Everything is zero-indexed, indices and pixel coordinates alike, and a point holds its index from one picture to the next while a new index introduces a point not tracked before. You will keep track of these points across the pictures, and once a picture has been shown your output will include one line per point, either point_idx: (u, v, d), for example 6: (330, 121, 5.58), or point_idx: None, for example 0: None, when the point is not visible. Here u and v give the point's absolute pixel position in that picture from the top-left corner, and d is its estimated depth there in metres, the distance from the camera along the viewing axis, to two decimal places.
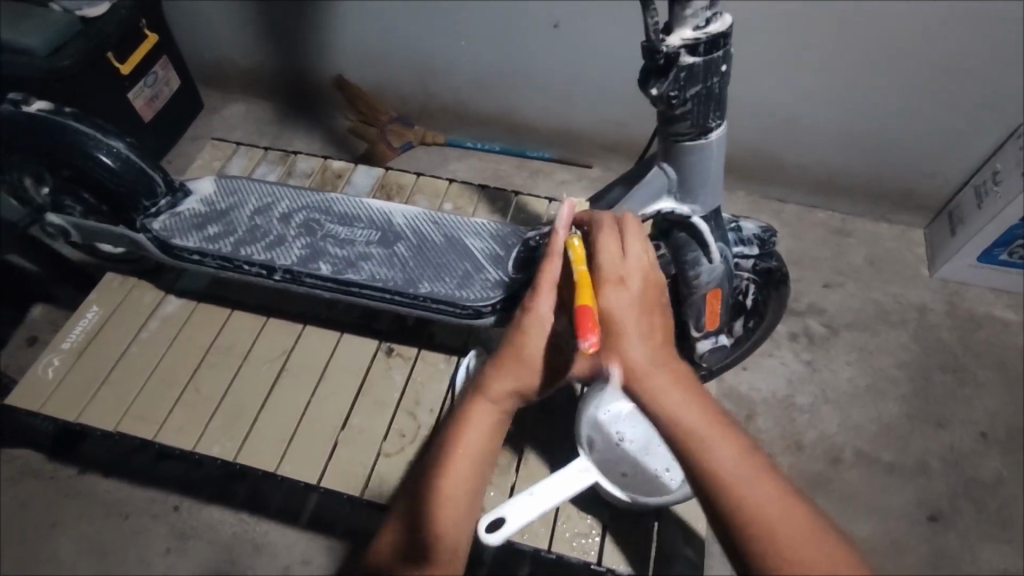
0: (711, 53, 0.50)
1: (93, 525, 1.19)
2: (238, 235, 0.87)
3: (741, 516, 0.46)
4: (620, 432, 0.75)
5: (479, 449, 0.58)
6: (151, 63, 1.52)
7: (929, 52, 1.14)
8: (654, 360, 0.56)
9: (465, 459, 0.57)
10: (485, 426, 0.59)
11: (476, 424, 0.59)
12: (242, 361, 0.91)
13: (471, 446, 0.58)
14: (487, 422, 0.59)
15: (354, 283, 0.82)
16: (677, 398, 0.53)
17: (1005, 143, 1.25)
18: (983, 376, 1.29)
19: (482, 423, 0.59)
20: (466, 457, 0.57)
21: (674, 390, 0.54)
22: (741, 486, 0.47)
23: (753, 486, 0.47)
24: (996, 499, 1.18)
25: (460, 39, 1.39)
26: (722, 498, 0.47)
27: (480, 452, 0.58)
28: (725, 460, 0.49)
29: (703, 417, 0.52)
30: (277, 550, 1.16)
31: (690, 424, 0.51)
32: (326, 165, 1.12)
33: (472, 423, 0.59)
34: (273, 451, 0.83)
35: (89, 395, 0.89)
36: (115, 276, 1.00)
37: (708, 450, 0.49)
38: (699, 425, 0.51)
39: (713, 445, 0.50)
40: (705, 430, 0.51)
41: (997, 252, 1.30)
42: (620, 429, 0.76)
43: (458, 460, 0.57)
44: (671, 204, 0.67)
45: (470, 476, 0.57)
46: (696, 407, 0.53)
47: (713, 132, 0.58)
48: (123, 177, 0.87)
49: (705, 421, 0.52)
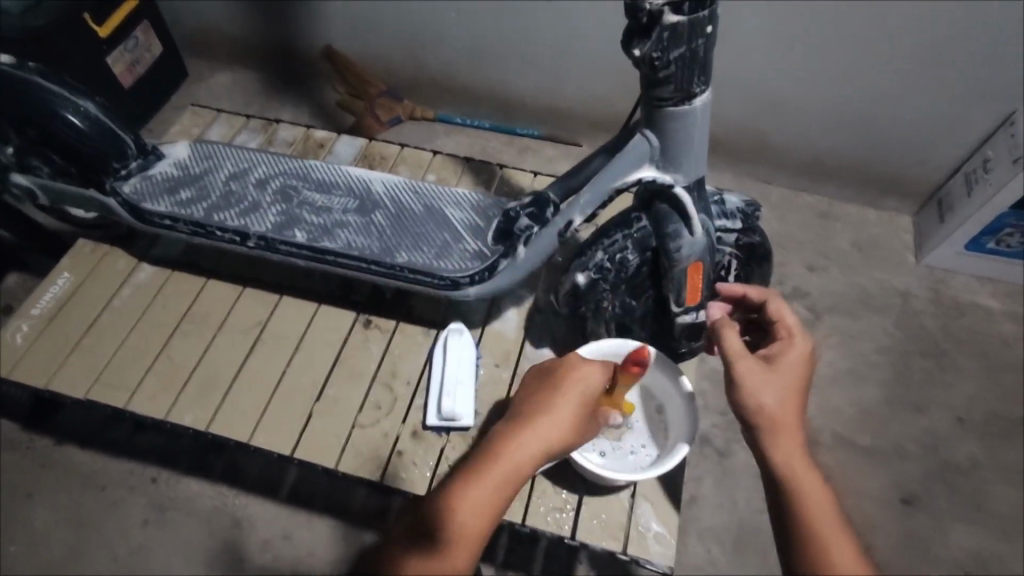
0: (696, 12, 0.49)
1: (69, 496, 1.18)
2: (212, 200, 0.85)
3: (814, 547, 0.53)
4: None
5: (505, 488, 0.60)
6: (130, 27, 1.47)
7: (925, 34, 1.12)
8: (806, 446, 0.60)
9: (492, 492, 0.59)
10: (517, 465, 0.60)
11: (508, 463, 0.60)
12: (217, 330, 0.89)
13: (499, 479, 0.59)
14: (520, 465, 0.61)
15: (330, 252, 0.80)
16: (790, 441, 0.60)
17: (997, 130, 1.24)
18: (964, 364, 1.30)
19: (514, 463, 0.60)
20: (495, 485, 0.59)
21: (788, 434, 0.60)
22: (822, 526, 0.54)
23: (836, 531, 0.54)
24: (971, 483, 1.19)
25: (449, 10, 1.36)
26: (801, 530, 0.54)
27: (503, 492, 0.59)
28: (815, 500, 0.56)
29: (806, 463, 0.59)
30: (256, 524, 1.15)
31: (794, 466, 0.58)
32: (309, 134, 1.09)
33: (506, 463, 0.60)
34: (247, 421, 0.82)
35: (59, 361, 0.87)
36: (87, 242, 0.97)
37: (802, 489, 0.56)
38: (802, 469, 0.58)
39: (808, 488, 0.57)
40: (803, 475, 0.58)
41: (985, 240, 1.31)
42: None
43: (487, 489, 0.58)
44: (653, 172, 0.65)
45: (492, 511, 0.58)
46: (798, 451, 0.59)
47: (697, 98, 0.57)
48: (91, 138, 0.84)
49: (806, 467, 0.58)
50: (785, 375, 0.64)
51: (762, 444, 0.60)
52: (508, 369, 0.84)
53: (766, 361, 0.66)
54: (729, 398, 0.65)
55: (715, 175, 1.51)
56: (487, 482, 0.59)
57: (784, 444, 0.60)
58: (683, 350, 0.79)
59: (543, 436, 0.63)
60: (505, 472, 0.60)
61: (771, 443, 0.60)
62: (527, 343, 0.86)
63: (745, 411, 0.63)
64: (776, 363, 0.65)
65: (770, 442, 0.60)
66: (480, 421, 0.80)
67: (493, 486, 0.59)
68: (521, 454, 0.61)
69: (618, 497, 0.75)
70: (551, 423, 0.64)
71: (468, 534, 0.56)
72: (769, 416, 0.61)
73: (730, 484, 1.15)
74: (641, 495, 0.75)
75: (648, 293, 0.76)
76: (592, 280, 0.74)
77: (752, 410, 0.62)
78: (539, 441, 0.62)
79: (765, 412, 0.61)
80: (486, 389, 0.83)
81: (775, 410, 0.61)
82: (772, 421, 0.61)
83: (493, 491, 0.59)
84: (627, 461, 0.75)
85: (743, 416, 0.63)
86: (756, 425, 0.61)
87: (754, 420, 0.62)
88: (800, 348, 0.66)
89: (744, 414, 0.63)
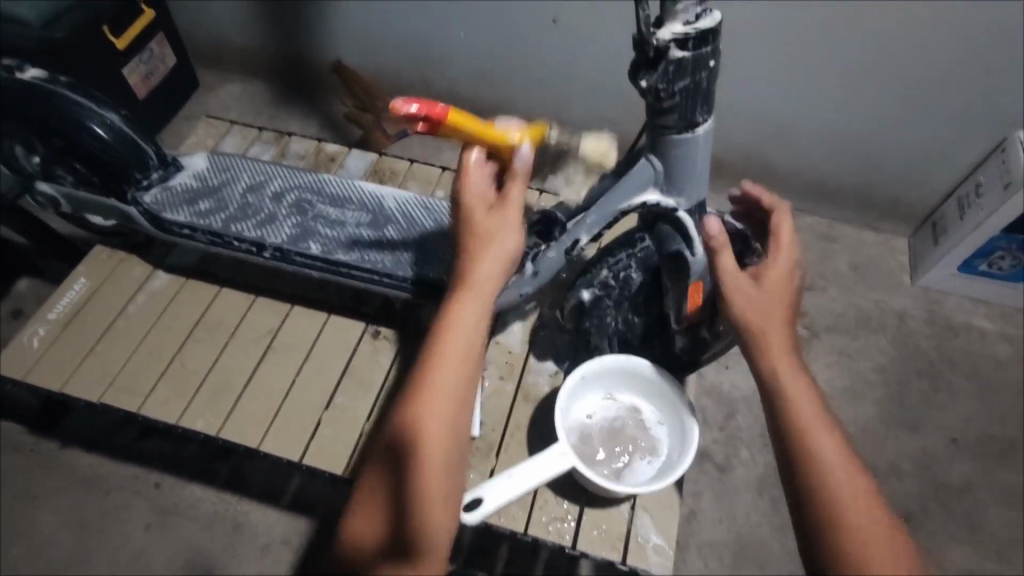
0: (700, 48, 0.50)
1: (74, 499, 1.19)
2: (229, 211, 0.88)
3: (822, 472, 0.54)
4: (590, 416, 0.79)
5: (452, 389, 0.60)
6: (146, 39, 1.51)
7: (917, 65, 1.16)
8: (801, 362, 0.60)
9: (442, 402, 0.60)
10: (456, 361, 0.61)
11: (445, 368, 0.61)
12: (229, 338, 0.91)
13: (440, 385, 0.60)
14: (455, 379, 0.61)
15: (343, 264, 0.83)
16: (816, 415, 0.57)
17: (989, 157, 1.28)
18: (957, 383, 1.33)
19: (455, 362, 0.61)
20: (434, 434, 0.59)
21: (813, 405, 0.57)
22: (849, 507, 0.53)
23: (864, 508, 0.53)
24: (964, 503, 1.21)
25: (459, 30, 1.40)
26: (828, 513, 0.53)
27: (454, 393, 0.60)
28: (842, 480, 0.54)
29: (832, 439, 0.56)
30: (258, 530, 1.17)
31: (823, 447, 0.55)
32: (320, 148, 1.12)
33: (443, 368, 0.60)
34: (257, 428, 0.84)
35: (74, 365, 0.89)
36: (104, 249, 1.00)
37: (828, 471, 0.54)
38: (828, 448, 0.55)
39: (833, 468, 0.54)
40: (831, 454, 0.55)
41: (977, 263, 1.34)
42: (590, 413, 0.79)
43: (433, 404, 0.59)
44: (657, 196, 0.67)
45: (451, 412, 0.60)
46: (824, 426, 0.57)
47: (700, 126, 0.59)
48: (115, 149, 0.87)
49: (833, 446, 0.56)
50: (776, 288, 0.63)
51: (766, 369, 0.59)
52: (511, 382, 0.86)
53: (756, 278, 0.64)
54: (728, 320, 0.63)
55: (715, 195, 1.54)
56: (431, 399, 0.60)
57: (812, 421, 0.56)
58: (683, 365, 0.81)
59: (468, 316, 0.62)
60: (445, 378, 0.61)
61: (799, 421, 0.56)
62: (531, 355, 0.88)
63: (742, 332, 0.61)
64: (779, 302, 0.62)
65: (798, 419, 0.56)
66: (484, 432, 0.82)
67: (441, 394, 0.60)
68: (455, 347, 0.61)
69: (619, 508, 0.77)
70: (470, 296, 0.63)
71: (440, 454, 0.59)
72: (771, 338, 0.60)
73: (727, 500, 1.17)
74: (641, 506, 0.77)
75: (650, 310, 0.78)
76: (597, 296, 0.78)
77: (753, 334, 0.60)
78: (466, 321, 0.62)
79: (788, 383, 0.58)
80: (490, 400, 0.84)
81: (772, 331, 0.60)
82: (796, 394, 0.57)
83: (441, 402, 0.60)
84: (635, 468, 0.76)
85: (767, 387, 0.59)
86: (781, 400, 0.57)
87: (754, 344, 0.60)
88: (787, 257, 0.65)
89: (768, 384, 0.59)
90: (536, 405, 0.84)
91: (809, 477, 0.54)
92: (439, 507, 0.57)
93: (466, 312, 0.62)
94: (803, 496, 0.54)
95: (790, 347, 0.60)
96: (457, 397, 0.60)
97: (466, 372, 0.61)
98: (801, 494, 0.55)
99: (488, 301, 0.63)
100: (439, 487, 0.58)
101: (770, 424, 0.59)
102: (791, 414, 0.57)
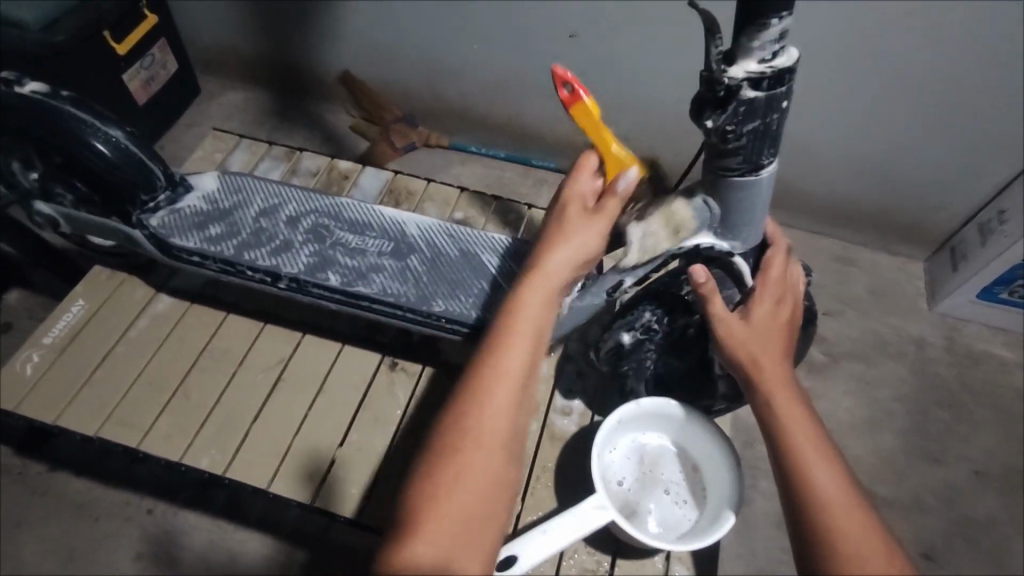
0: (775, 88, 0.47)
1: (61, 527, 1.13)
2: (242, 237, 0.84)
3: (812, 495, 0.54)
4: (617, 475, 0.76)
5: (518, 387, 0.53)
6: (148, 44, 1.46)
7: (942, 87, 1.11)
8: (792, 383, 0.60)
9: (508, 393, 0.53)
10: (525, 344, 0.55)
11: (510, 358, 0.54)
12: (237, 368, 0.86)
13: (505, 377, 0.53)
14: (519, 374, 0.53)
15: (364, 297, 0.79)
16: (822, 463, 0.56)
17: (1009, 185, 1.22)
18: (978, 413, 1.27)
19: (522, 353, 0.54)
20: (495, 438, 0.51)
21: (819, 452, 0.57)
22: (861, 557, 0.51)
23: (878, 559, 0.51)
24: (990, 540, 1.16)
25: (472, 42, 1.36)
26: (838, 564, 0.51)
27: (519, 392, 0.53)
28: (852, 530, 0.52)
29: (842, 487, 0.55)
30: (256, 563, 1.10)
31: (831, 498, 0.54)
32: (333, 164, 1.07)
33: (508, 359, 0.53)
34: (266, 466, 0.79)
35: (70, 395, 0.84)
36: (103, 269, 0.95)
37: (837, 521, 0.53)
38: (838, 497, 0.54)
39: (841, 516, 0.53)
40: (840, 504, 0.54)
41: (997, 290, 1.28)
42: (615, 473, 0.76)
43: (497, 397, 0.52)
44: (711, 239, 0.64)
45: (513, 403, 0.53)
46: (832, 474, 0.56)
47: (765, 168, 0.55)
48: (120, 169, 0.83)
49: (842, 494, 0.54)
50: (767, 313, 0.63)
51: (757, 398, 0.60)
52: (536, 421, 0.83)
53: (746, 304, 0.65)
54: (720, 353, 0.64)
55: None
56: (493, 390, 0.52)
57: (818, 470, 0.55)
58: (718, 409, 0.78)
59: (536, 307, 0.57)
60: (509, 369, 0.53)
61: (805, 470, 0.55)
62: (556, 394, 0.85)
63: (733, 362, 0.63)
64: (775, 348, 0.62)
65: (803, 468, 0.56)
66: None
67: (510, 383, 0.53)
68: (522, 340, 0.55)
69: (653, 559, 0.74)
70: (539, 290, 0.58)
71: (494, 458, 0.51)
72: (760, 366, 0.61)
73: (746, 534, 1.12)
74: (676, 558, 0.74)
75: (690, 354, 0.75)
76: (638, 340, 0.75)
77: (743, 364, 0.62)
78: (536, 315, 0.57)
79: (791, 431, 0.57)
80: None
81: (761, 357, 0.61)
82: (800, 442, 0.57)
83: (506, 397, 0.52)
84: (677, 516, 0.74)
85: (771, 436, 0.58)
86: (784, 448, 0.57)
87: (746, 374, 0.62)
88: (775, 275, 0.65)
89: (771, 433, 0.58)
90: (563, 446, 0.81)
91: (816, 527, 0.53)
92: (490, 523, 0.50)
93: (536, 304, 0.57)
94: (811, 547, 0.53)
95: (792, 395, 0.60)
96: (520, 398, 0.53)
97: (531, 372, 0.54)
98: (809, 545, 0.53)
99: (553, 297, 0.59)
100: (490, 491, 0.50)
101: (775, 474, 0.58)
102: (795, 462, 0.56)
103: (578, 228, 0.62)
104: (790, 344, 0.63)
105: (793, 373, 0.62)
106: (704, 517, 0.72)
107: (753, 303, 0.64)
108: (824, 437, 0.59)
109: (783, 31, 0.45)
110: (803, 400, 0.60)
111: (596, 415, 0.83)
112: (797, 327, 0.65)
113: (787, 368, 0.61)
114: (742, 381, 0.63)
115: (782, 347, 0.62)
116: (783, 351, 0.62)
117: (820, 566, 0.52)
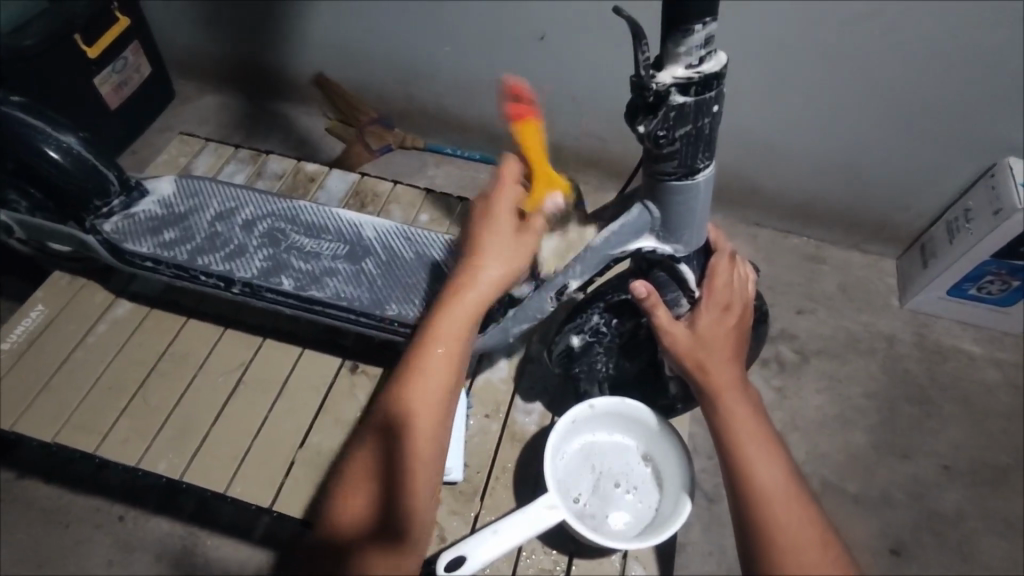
0: (703, 94, 0.48)
1: (31, 535, 1.11)
2: (196, 242, 0.84)
3: (755, 493, 0.56)
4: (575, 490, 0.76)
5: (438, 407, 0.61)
6: (121, 47, 1.45)
7: (907, 90, 1.13)
8: (738, 384, 0.61)
9: (431, 414, 0.61)
10: (445, 370, 0.63)
11: (433, 384, 0.62)
12: (196, 372, 0.86)
13: (431, 399, 0.61)
14: (434, 396, 0.61)
15: (318, 301, 0.79)
16: (766, 461, 0.57)
17: (977, 182, 1.24)
18: (946, 409, 1.29)
19: (441, 375, 0.62)
20: (423, 454, 0.59)
21: (764, 452, 0.58)
22: (800, 549, 0.53)
23: (813, 553, 0.53)
24: (956, 532, 1.17)
25: (446, 45, 1.35)
26: (777, 559, 0.53)
27: (439, 412, 0.61)
28: (792, 529, 0.54)
29: (785, 486, 0.56)
30: (227, 567, 1.10)
31: (773, 493, 0.56)
32: (300, 167, 1.07)
33: (431, 383, 0.62)
34: (225, 469, 0.79)
35: (26, 403, 0.83)
36: (62, 275, 0.94)
37: (779, 518, 0.55)
38: (780, 493, 0.56)
39: (782, 512, 0.55)
40: (782, 503, 0.56)
41: (966, 287, 1.29)
42: (574, 488, 0.76)
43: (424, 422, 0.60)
44: (653, 243, 0.65)
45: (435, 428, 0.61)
46: (775, 469, 0.57)
47: (701, 173, 0.56)
48: (73, 177, 0.84)
49: (784, 489, 0.56)
50: (713, 319, 0.64)
51: (706, 401, 0.61)
52: (497, 421, 0.83)
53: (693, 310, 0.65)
54: (669, 355, 0.65)
55: None
56: (422, 413, 0.61)
57: (761, 466, 0.57)
58: (678, 409, 0.79)
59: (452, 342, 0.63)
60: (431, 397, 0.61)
61: (749, 471, 0.57)
62: (517, 394, 0.85)
63: (681, 366, 0.63)
64: (722, 353, 0.62)
65: (747, 469, 0.57)
66: (468, 475, 0.79)
67: (433, 403, 0.61)
68: (443, 364, 0.63)
69: (610, 558, 0.75)
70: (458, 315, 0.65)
71: (425, 478, 0.59)
72: (709, 370, 0.61)
73: (716, 531, 1.12)
74: (633, 557, 0.75)
75: (640, 355, 0.76)
76: (587, 342, 0.75)
77: (692, 367, 0.62)
78: (451, 352, 0.63)
79: (738, 433, 0.58)
80: (475, 440, 0.82)
81: (707, 361, 0.62)
82: (745, 441, 0.58)
83: (428, 419, 0.60)
84: (640, 513, 0.74)
85: (718, 437, 0.60)
86: (730, 449, 0.58)
87: (693, 378, 0.62)
88: (722, 280, 0.66)
89: (718, 434, 0.60)
90: (522, 446, 0.81)
91: (759, 526, 0.55)
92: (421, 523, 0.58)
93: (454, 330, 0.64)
94: (753, 543, 0.55)
95: (737, 394, 0.61)
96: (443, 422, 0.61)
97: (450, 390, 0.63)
98: (752, 543, 0.55)
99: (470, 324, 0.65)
100: (423, 497, 0.58)
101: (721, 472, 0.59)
102: (741, 464, 0.57)
103: (505, 247, 0.67)
104: (738, 345, 0.64)
105: (740, 372, 0.63)
106: (664, 506, 0.73)
107: (700, 308, 0.64)
108: (768, 431, 0.60)
109: (707, 37, 0.45)
110: (750, 399, 0.61)
111: (556, 414, 0.84)
112: (745, 330, 0.65)
113: (734, 370, 0.62)
114: (687, 381, 0.63)
115: (728, 349, 0.63)
116: (729, 352, 0.63)
117: (761, 561, 0.54)
